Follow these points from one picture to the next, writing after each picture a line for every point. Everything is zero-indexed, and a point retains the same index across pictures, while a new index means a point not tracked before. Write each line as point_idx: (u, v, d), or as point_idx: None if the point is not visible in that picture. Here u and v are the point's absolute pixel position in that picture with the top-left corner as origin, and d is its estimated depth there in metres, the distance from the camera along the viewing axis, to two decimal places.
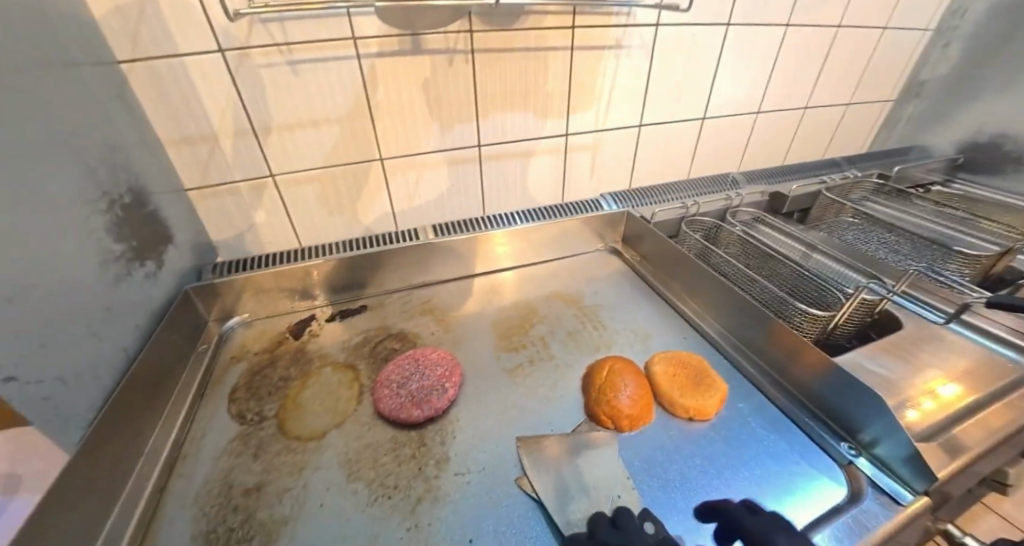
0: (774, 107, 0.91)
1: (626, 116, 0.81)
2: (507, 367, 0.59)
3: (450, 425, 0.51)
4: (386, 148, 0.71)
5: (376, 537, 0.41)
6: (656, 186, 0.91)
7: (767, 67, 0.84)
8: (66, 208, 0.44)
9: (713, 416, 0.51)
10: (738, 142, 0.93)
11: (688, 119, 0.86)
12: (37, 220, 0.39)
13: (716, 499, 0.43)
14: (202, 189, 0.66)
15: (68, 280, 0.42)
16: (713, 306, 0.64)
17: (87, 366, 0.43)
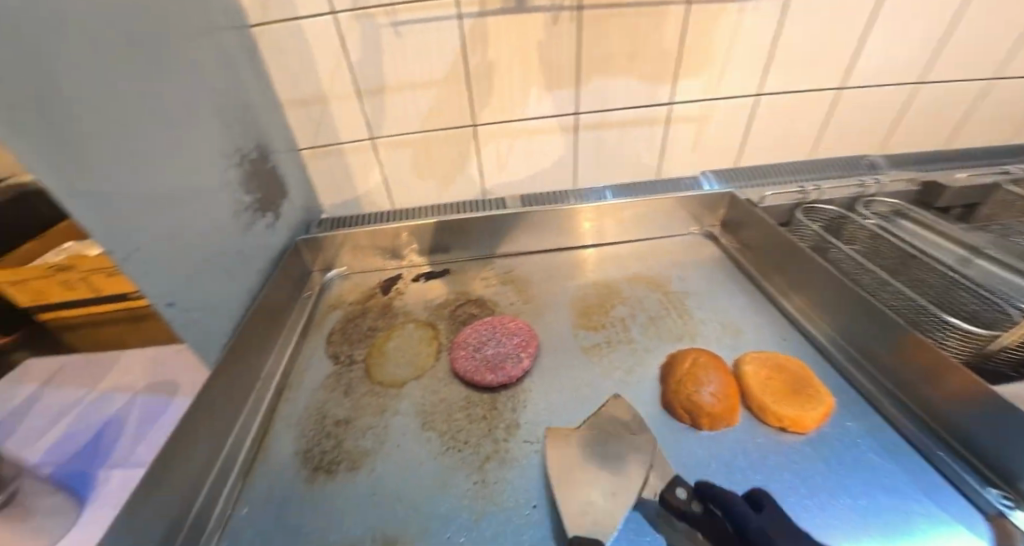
0: (947, 74, 0.73)
1: (744, 83, 0.71)
2: (583, 345, 0.58)
3: (522, 394, 0.52)
4: (481, 114, 0.71)
5: (444, 484, 0.43)
6: (769, 167, 0.81)
7: (946, 22, 0.67)
8: (207, 160, 0.51)
9: (812, 430, 0.45)
10: (886, 117, 0.77)
11: (823, 88, 0.73)
12: (183, 170, 0.47)
13: (809, 522, 0.38)
14: (313, 149, 0.72)
15: (205, 222, 0.49)
16: (826, 307, 0.56)
17: (219, 297, 0.50)
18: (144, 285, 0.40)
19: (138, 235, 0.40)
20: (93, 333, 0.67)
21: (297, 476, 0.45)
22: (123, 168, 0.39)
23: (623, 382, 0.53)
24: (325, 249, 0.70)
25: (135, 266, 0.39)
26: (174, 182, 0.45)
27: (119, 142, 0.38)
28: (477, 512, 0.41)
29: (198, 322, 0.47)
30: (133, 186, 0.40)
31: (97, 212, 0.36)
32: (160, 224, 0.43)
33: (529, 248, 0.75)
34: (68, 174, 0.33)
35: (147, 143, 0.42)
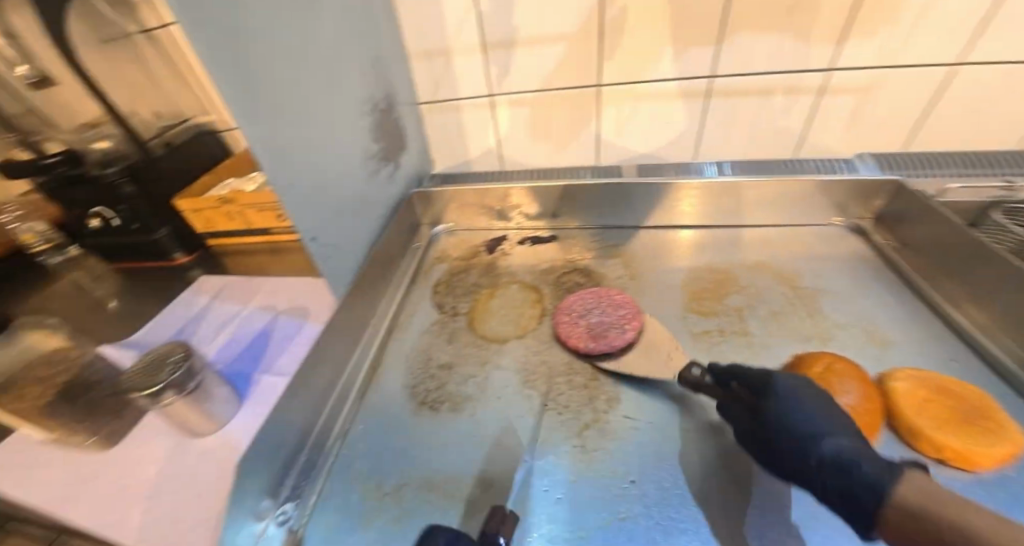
0: None
1: (942, 47, 0.57)
2: (692, 331, 0.54)
3: (624, 370, 0.50)
4: (607, 73, 0.67)
5: (543, 441, 0.44)
6: (957, 154, 0.66)
7: None
8: (353, 109, 0.55)
9: (980, 470, 0.37)
10: None
11: None
12: (336, 116, 0.51)
13: None
14: (432, 104, 0.74)
15: (349, 167, 0.54)
16: (1020, 326, 0.45)
17: (351, 237, 0.55)
18: (295, 216, 0.44)
19: (291, 169, 0.44)
20: (239, 259, 0.77)
21: (405, 407, 0.49)
22: (283, 105, 0.42)
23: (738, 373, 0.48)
24: (435, 202, 0.73)
25: (290, 197, 0.44)
26: (322, 122, 0.48)
27: (279, 81, 0.42)
28: (574, 473, 0.41)
29: (333, 256, 0.51)
30: (289, 123, 0.43)
31: (263, 145, 0.40)
32: (313, 162, 0.47)
33: (638, 221, 0.71)
34: (249, 107, 0.38)
35: (308, 86, 0.46)
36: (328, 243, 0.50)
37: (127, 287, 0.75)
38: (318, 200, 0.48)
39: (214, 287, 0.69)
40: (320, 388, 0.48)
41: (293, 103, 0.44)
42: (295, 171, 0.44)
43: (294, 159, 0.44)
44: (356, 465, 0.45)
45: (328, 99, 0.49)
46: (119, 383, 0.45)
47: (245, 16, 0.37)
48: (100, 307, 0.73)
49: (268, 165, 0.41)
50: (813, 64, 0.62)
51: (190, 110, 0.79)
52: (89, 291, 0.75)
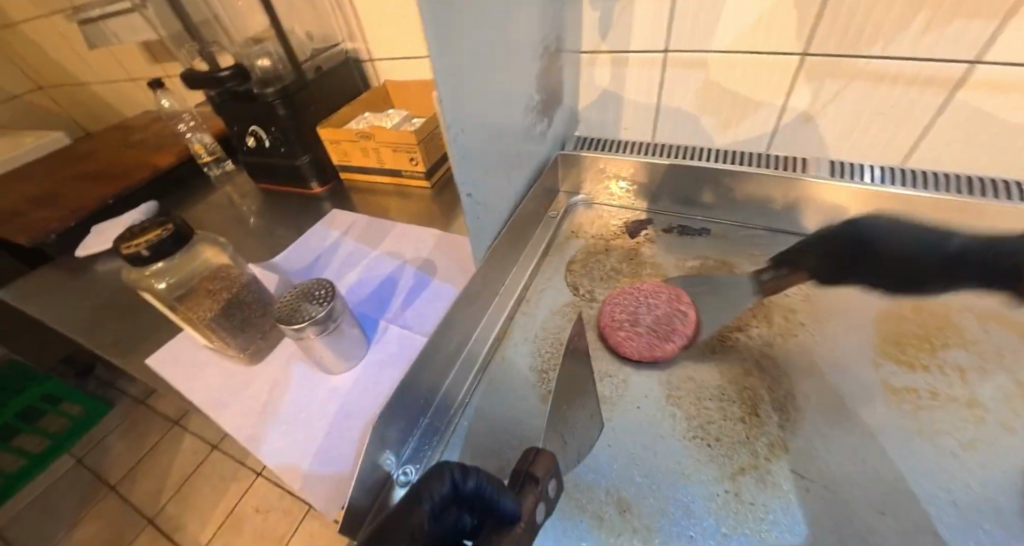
0: None
1: None
2: (888, 384, 0.42)
3: (793, 412, 0.42)
4: (822, 41, 0.55)
5: (689, 473, 0.38)
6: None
7: None
8: (529, 48, 0.47)
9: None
10: None
11: None
12: (514, 52, 0.43)
13: None
14: (593, 54, 0.68)
15: (515, 116, 0.46)
16: None
17: (500, 196, 0.48)
18: (461, 172, 0.38)
19: (466, 113, 0.37)
20: (365, 196, 0.77)
21: (531, 391, 0.46)
22: (470, 35, 0.35)
23: (962, 459, 0.37)
24: (577, 168, 0.65)
25: (459, 149, 0.37)
26: (501, 60, 0.41)
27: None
28: (727, 526, 0.35)
29: (479, 221, 0.45)
30: (472, 59, 0.36)
31: (445, 81, 0.33)
32: (487, 104, 0.40)
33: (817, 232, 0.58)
34: (443, 28, 0.31)
35: (495, 9, 0.38)
36: (483, 200, 0.45)
37: (269, 206, 0.80)
38: (482, 151, 0.41)
39: (345, 222, 0.70)
40: (449, 352, 0.46)
41: (479, 33, 0.36)
42: (467, 119, 0.37)
43: (470, 104, 0.37)
44: (477, 441, 0.42)
45: (510, 30, 0.41)
46: (274, 309, 0.46)
47: None
48: (246, 222, 0.78)
49: (449, 103, 0.34)
50: None
51: (344, 38, 0.79)
52: (241, 206, 0.81)
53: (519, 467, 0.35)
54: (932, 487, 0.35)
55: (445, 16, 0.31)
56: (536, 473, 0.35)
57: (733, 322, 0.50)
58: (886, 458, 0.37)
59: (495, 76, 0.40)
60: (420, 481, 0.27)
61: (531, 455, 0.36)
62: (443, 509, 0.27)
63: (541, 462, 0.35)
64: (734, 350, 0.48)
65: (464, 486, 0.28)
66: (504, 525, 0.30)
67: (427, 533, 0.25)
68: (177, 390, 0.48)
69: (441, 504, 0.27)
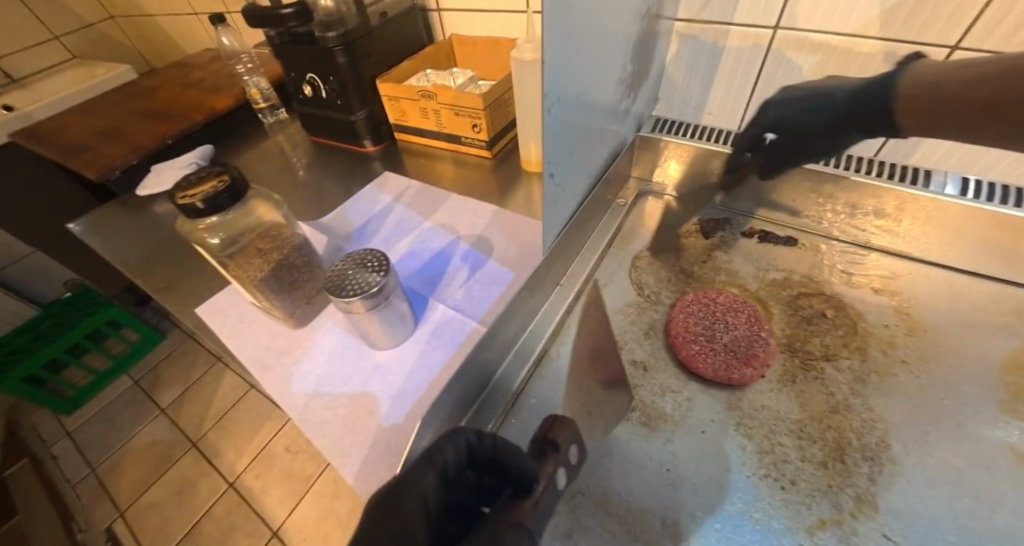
0: None
1: None
2: (1012, 449, 0.36)
3: (888, 465, 0.36)
4: (986, 30, 0.45)
5: (757, 517, 0.34)
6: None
7: None
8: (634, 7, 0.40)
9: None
10: None
11: None
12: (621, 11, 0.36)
13: None
14: (689, 24, 0.59)
15: (607, 89, 0.40)
16: None
17: (577, 180, 0.43)
18: (547, 152, 0.33)
19: (564, 84, 0.31)
20: (420, 160, 0.73)
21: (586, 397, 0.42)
22: None
23: None
24: (654, 153, 0.59)
25: (549, 124, 0.32)
26: (607, 20, 0.34)
27: None
28: None
29: (554, 209, 0.40)
30: (582, 12, 0.30)
31: (551, 38, 0.27)
32: (585, 74, 0.34)
33: (937, 260, 0.49)
34: None
35: None
36: (561, 184, 0.40)
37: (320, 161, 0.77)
38: (570, 129, 0.36)
39: (396, 187, 0.67)
40: (502, 345, 0.43)
41: None
42: (564, 86, 0.31)
43: (571, 70, 0.31)
44: (523, 442, 0.39)
45: None
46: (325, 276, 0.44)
47: None
48: (298, 175, 0.76)
49: (550, 70, 0.29)
50: None
51: None
52: (294, 159, 0.79)
53: (538, 434, 0.33)
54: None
55: None
56: (557, 441, 0.32)
57: (820, 350, 0.44)
58: (1004, 536, 0.32)
59: (598, 39, 0.34)
60: (437, 445, 0.30)
61: (550, 421, 0.33)
62: (457, 470, 0.30)
63: (563, 429, 0.33)
64: (819, 382, 0.42)
65: (478, 447, 0.30)
66: (521, 491, 0.30)
67: (439, 489, 0.29)
68: (225, 345, 0.47)
69: (454, 465, 0.30)
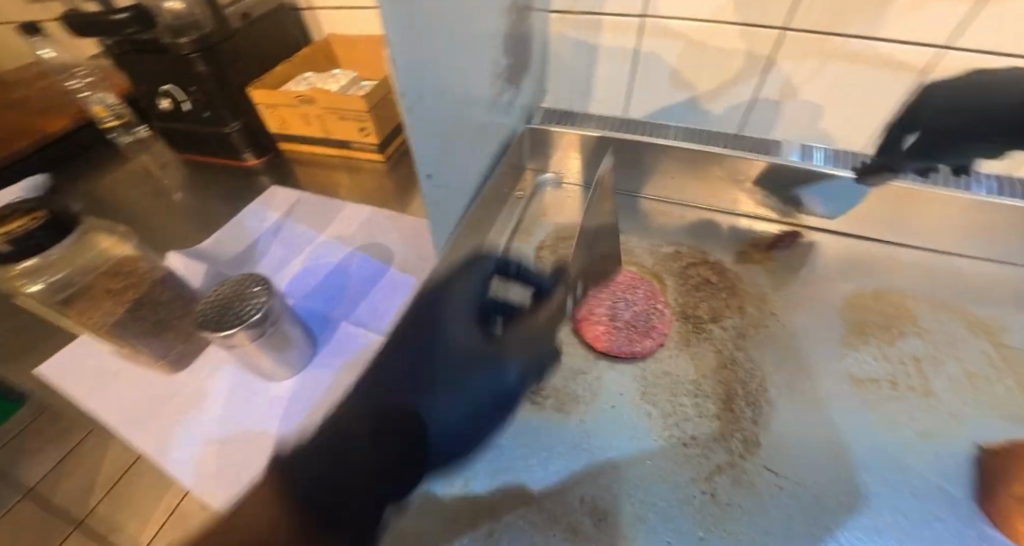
0: None
1: None
2: (854, 375, 0.43)
3: (765, 406, 0.41)
4: (806, 16, 0.53)
5: (664, 476, 0.37)
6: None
7: None
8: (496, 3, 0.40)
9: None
10: None
11: None
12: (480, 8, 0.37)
13: None
14: (565, 15, 0.62)
15: (478, 85, 0.40)
16: None
17: (463, 179, 0.43)
18: (417, 155, 0.32)
19: (424, 85, 0.31)
20: (311, 169, 0.68)
21: None
22: None
23: (915, 444, 0.38)
24: (546, 145, 0.60)
25: (416, 126, 0.31)
26: (464, 18, 0.34)
27: None
28: (701, 528, 0.34)
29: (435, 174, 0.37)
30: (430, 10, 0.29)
31: (400, 42, 0.26)
32: (449, 72, 0.34)
33: (800, 220, 0.55)
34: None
35: None
36: (444, 184, 0.39)
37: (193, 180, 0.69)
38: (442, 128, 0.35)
39: (285, 201, 0.61)
40: None
41: None
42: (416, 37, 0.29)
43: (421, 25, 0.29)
44: None
45: None
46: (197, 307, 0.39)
47: None
48: (167, 198, 0.67)
49: (404, 74, 0.28)
50: None
51: None
52: (159, 181, 0.70)
53: (511, 266, 0.44)
54: (896, 474, 0.36)
55: None
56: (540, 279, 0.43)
57: (708, 314, 0.49)
58: (849, 447, 0.38)
59: (456, 36, 0.33)
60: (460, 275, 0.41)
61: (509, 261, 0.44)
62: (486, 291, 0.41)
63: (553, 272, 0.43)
64: (709, 342, 0.46)
65: (481, 289, 0.40)
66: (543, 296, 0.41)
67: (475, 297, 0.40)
68: (77, 408, 0.40)
69: (472, 292, 0.40)
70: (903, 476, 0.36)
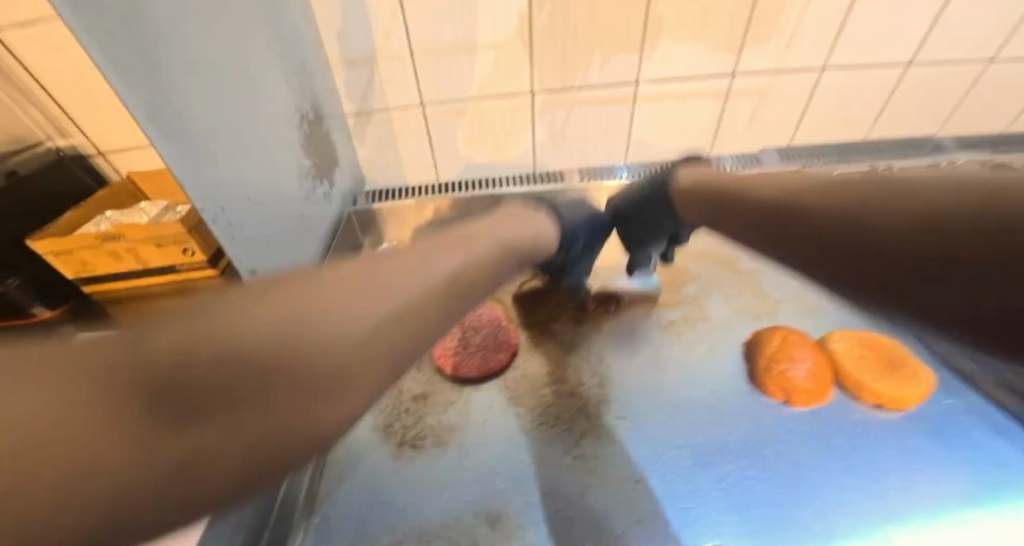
0: (984, 56, 0.80)
1: (806, 59, 0.78)
2: (658, 324, 0.56)
3: (605, 369, 0.51)
4: (541, 82, 0.72)
5: (541, 459, 0.43)
6: (816, 146, 0.87)
7: (988, 10, 0.74)
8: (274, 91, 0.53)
9: (916, 404, 0.46)
10: (935, 94, 0.85)
11: (873, 65, 0.80)
12: (248, 89, 0.47)
13: (904, 507, 0.39)
14: (359, 115, 0.72)
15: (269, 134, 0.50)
16: None
17: (270, 187, 0.50)
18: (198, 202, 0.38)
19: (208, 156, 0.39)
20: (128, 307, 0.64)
21: (382, 451, 0.44)
22: (198, 87, 0.38)
23: (704, 358, 0.51)
24: (374, 220, 0.71)
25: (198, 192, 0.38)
26: (231, 101, 0.43)
27: (191, 63, 0.37)
28: (584, 487, 0.41)
29: (212, 182, 0.40)
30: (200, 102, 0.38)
31: (169, 145, 0.35)
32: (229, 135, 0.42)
33: None
34: (161, 99, 0.34)
35: (212, 54, 0.41)
36: (250, 196, 0.46)
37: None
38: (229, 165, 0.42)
39: None
40: None
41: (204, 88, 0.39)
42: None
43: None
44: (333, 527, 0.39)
45: (243, 76, 0.46)
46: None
47: (158, 26, 0.33)
48: None
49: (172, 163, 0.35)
50: (720, 69, 0.77)
51: None
52: None
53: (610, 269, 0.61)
54: (718, 425, 0.45)
55: (159, 99, 0.33)
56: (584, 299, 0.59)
57: (546, 314, 0.57)
58: (668, 380, 0.49)
59: (236, 115, 0.44)
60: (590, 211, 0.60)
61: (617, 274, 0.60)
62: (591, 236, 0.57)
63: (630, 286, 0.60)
64: (553, 338, 0.54)
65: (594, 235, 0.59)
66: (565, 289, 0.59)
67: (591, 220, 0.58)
68: None
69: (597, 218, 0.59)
70: (723, 428, 0.45)
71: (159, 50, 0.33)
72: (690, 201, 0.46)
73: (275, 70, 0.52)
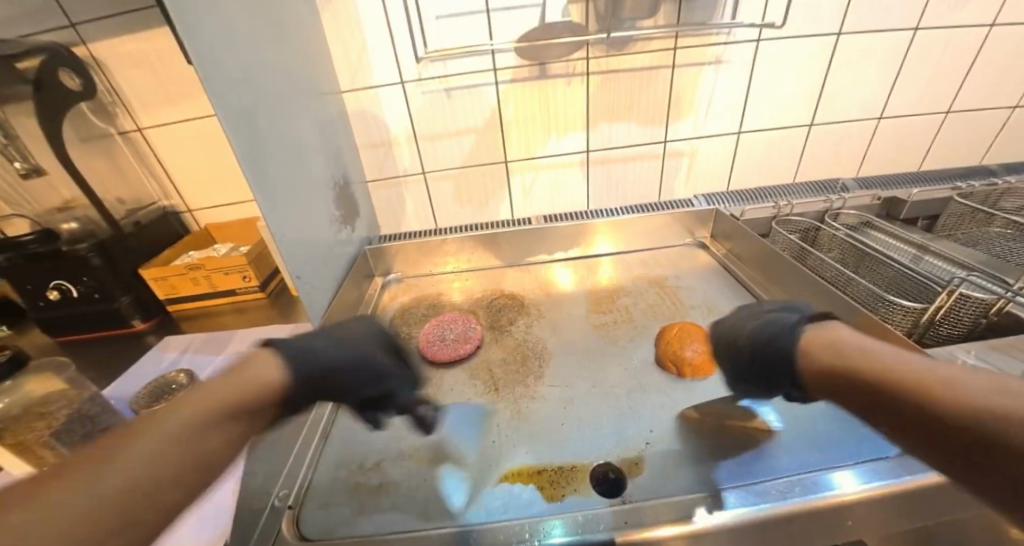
0: (867, 118, 1.01)
1: (721, 130, 1.00)
2: (592, 327, 0.73)
3: (545, 356, 0.68)
4: (512, 153, 0.96)
5: (489, 412, 0.60)
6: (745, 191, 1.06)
7: (857, 87, 0.97)
8: (323, 160, 0.77)
9: None
10: (836, 148, 1.05)
11: (777, 130, 1.01)
12: (307, 159, 0.70)
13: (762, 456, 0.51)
14: (377, 180, 0.96)
15: (316, 188, 0.73)
16: (781, 285, 0.78)
17: (315, 224, 0.71)
18: (273, 226, 0.59)
19: (279, 199, 0.61)
20: (201, 320, 0.85)
21: None
22: (277, 156, 0.61)
23: (621, 349, 0.68)
24: (385, 256, 0.92)
25: (273, 219, 0.59)
26: (296, 165, 0.67)
27: (274, 141, 0.61)
28: (517, 427, 0.57)
29: (281, 215, 0.61)
30: (277, 165, 0.61)
31: (261, 191, 0.56)
32: (292, 187, 0.65)
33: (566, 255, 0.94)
34: (258, 164, 0.56)
35: (287, 137, 0.65)
36: (302, 228, 0.67)
37: (74, 354, 0.77)
38: (291, 207, 0.64)
39: (180, 343, 0.77)
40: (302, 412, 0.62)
41: (280, 157, 0.62)
42: (224, 89, 0.50)
43: (244, 78, 0.55)
44: (340, 453, 0.56)
45: (305, 150, 0.70)
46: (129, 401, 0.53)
47: (259, 122, 0.57)
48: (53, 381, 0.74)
49: (261, 201, 0.56)
50: (654, 138, 0.99)
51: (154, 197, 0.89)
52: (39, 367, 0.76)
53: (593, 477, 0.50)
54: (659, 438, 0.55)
55: (257, 163, 0.56)
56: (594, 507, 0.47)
57: (507, 321, 0.76)
58: (590, 363, 0.66)
59: (297, 174, 0.66)
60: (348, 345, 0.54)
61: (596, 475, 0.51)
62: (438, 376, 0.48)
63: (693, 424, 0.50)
64: (509, 336, 0.73)
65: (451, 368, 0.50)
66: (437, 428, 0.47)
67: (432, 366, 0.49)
68: None
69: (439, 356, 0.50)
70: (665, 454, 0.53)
71: (259, 135, 0.57)
72: (822, 350, 0.40)
73: (322, 150, 0.76)
